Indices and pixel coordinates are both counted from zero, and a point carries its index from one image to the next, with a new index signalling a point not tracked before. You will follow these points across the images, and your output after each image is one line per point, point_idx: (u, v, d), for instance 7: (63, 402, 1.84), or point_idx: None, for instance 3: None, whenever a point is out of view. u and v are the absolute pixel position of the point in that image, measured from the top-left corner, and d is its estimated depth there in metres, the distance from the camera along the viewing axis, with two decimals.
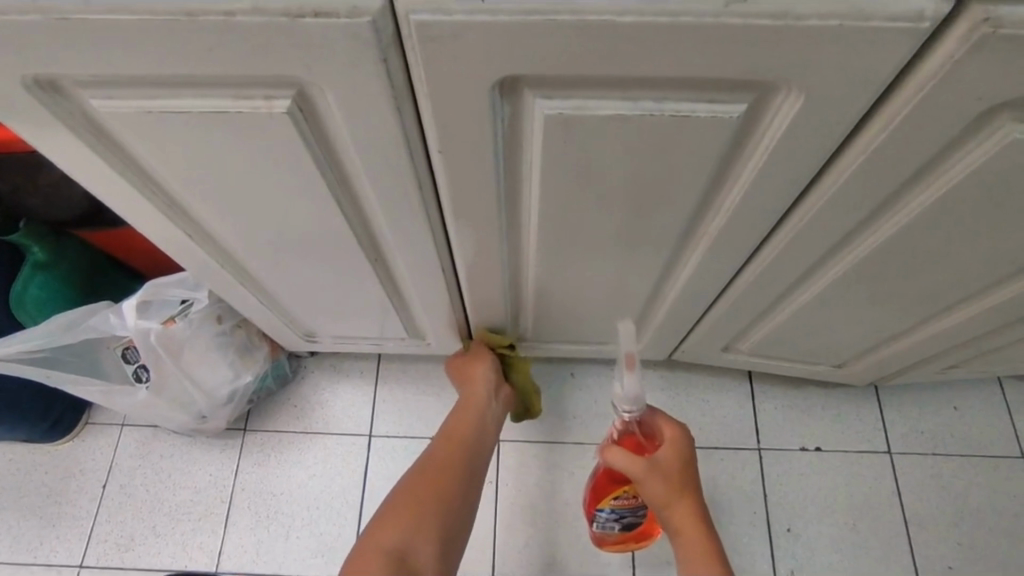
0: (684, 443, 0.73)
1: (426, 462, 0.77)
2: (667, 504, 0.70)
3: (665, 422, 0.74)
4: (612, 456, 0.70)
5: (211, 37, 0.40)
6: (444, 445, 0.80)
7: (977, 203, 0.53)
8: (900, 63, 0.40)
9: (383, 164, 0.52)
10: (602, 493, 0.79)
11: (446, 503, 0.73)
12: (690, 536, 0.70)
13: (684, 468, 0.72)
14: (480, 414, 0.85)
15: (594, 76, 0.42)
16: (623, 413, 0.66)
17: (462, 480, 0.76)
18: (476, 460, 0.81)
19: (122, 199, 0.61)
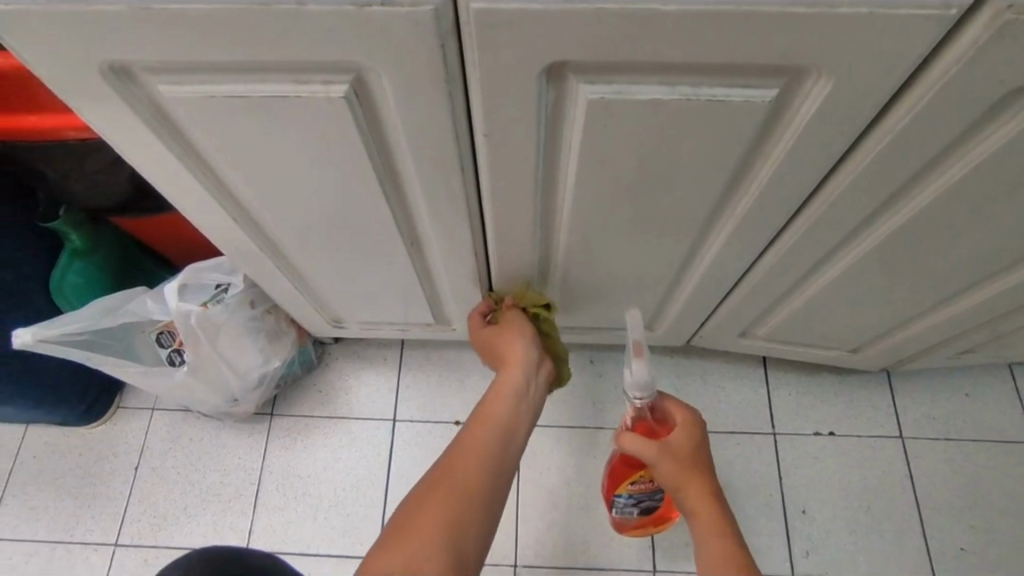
0: (696, 426, 0.76)
1: (449, 457, 0.67)
2: (680, 485, 0.72)
3: (676, 408, 0.77)
4: (626, 441, 0.73)
5: (281, 25, 0.42)
6: (472, 439, 0.69)
7: (994, 185, 0.55)
8: (926, 49, 0.42)
9: (428, 147, 0.54)
10: (619, 479, 0.83)
11: (470, 506, 0.62)
12: (705, 517, 0.72)
13: (696, 451, 0.75)
14: (512, 403, 0.74)
15: (636, 61, 0.45)
16: (636, 400, 0.71)
17: (495, 480, 0.66)
18: (509, 456, 0.70)
19: (174, 183, 0.64)
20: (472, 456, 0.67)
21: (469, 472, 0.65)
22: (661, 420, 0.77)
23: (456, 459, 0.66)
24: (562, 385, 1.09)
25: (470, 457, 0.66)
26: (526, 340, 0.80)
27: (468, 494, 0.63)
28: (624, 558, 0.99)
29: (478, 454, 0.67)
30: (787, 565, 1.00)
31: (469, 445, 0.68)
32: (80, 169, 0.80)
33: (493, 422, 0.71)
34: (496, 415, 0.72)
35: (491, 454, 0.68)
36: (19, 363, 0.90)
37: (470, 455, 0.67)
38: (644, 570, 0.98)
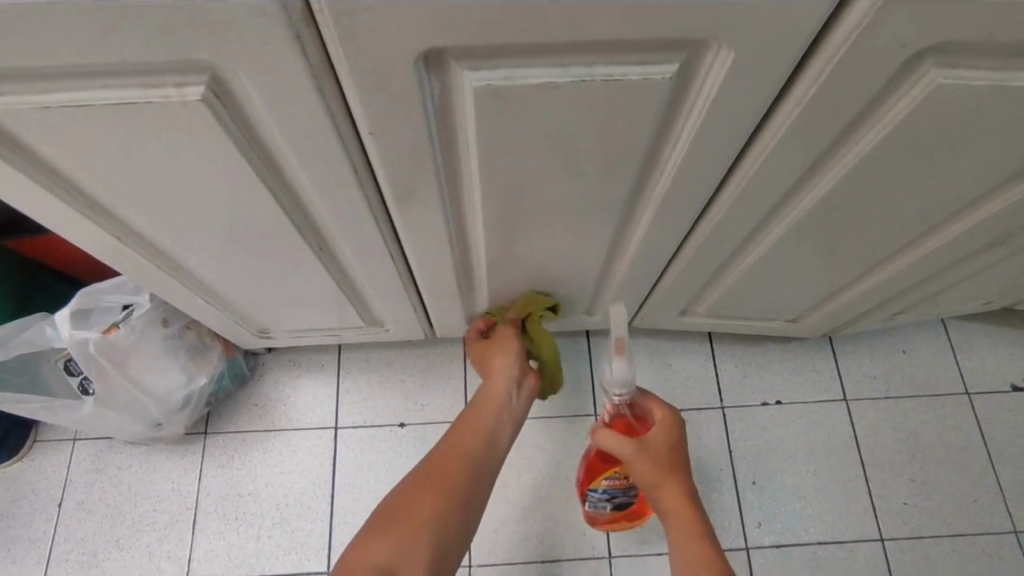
0: (675, 425, 0.74)
1: (435, 459, 0.73)
2: (657, 486, 0.72)
3: (655, 406, 0.75)
4: (607, 440, 0.71)
5: (107, 21, 0.37)
6: (457, 442, 0.76)
7: (907, 152, 0.53)
8: (823, 14, 0.39)
9: (312, 146, 0.50)
10: (593, 473, 0.80)
11: (455, 503, 0.69)
12: (678, 516, 0.73)
13: (674, 451, 0.74)
14: (495, 418, 0.79)
15: (519, 43, 0.41)
16: (614, 396, 0.70)
17: (474, 484, 0.72)
18: (489, 463, 0.76)
19: (39, 205, 0.57)
20: (459, 460, 0.73)
21: (455, 473, 0.72)
22: (641, 418, 0.74)
23: (440, 463, 0.73)
24: None
25: (456, 461, 0.73)
26: (514, 364, 0.83)
27: (450, 497, 0.69)
28: (579, 547, 0.98)
29: (464, 459, 0.74)
30: (740, 537, 1.00)
31: (457, 450, 0.74)
32: None
33: (476, 429, 0.78)
34: (478, 425, 0.78)
35: (474, 458, 0.74)
36: None
37: (456, 458, 0.73)
38: (600, 556, 0.97)
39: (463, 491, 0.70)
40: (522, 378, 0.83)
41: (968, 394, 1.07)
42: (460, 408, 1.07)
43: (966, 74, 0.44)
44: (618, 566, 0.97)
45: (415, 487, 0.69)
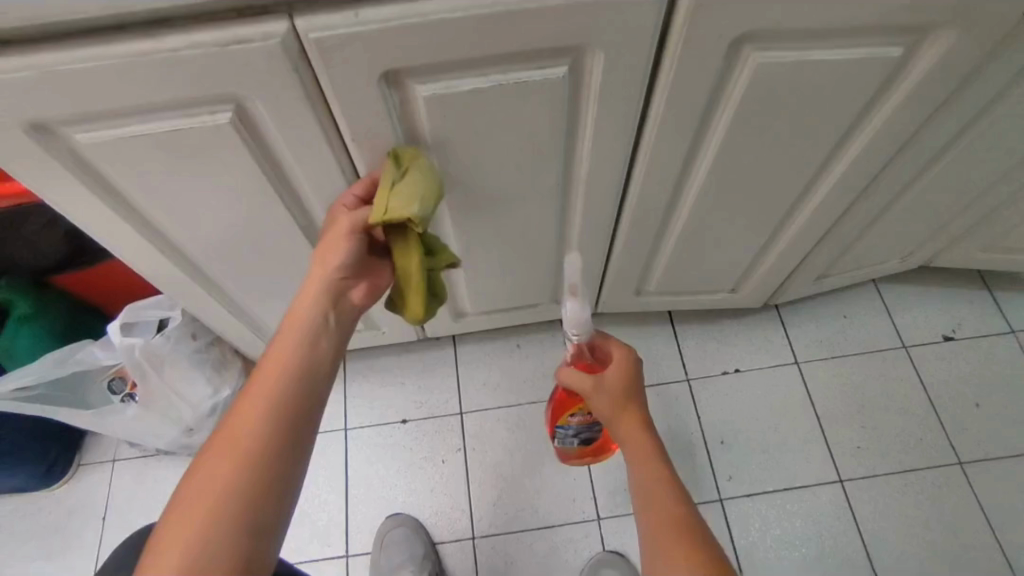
0: (634, 366, 0.66)
1: (225, 425, 0.54)
2: (612, 422, 0.65)
3: (615, 345, 0.67)
4: (564, 376, 0.66)
5: (165, 69, 0.53)
6: (247, 406, 0.55)
7: (761, 119, 0.69)
8: (656, 20, 0.56)
9: (310, 154, 0.66)
10: (559, 409, 0.77)
11: (251, 459, 0.53)
12: (633, 449, 0.63)
13: (634, 388, 0.66)
14: (302, 356, 0.60)
15: (451, 59, 0.58)
16: (573, 339, 0.61)
17: (278, 427, 0.55)
18: (298, 409, 0.57)
19: (101, 231, 0.73)
20: (251, 424, 0.54)
21: (243, 441, 0.53)
22: (598, 358, 0.66)
23: (227, 433, 0.54)
24: (494, 371, 1.22)
25: (250, 426, 0.54)
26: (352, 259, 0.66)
27: (247, 455, 0.53)
28: (571, 513, 1.10)
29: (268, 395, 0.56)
30: (714, 491, 1.11)
31: (250, 409, 0.55)
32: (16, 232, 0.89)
33: (271, 385, 0.57)
34: (278, 368, 0.58)
35: (274, 419, 0.55)
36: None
37: (243, 424, 0.54)
38: (590, 519, 1.10)
39: (258, 455, 0.53)
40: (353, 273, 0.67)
41: (905, 347, 1.20)
42: (454, 401, 1.20)
43: (774, 53, 0.61)
44: (606, 525, 1.09)
45: (202, 466, 0.52)
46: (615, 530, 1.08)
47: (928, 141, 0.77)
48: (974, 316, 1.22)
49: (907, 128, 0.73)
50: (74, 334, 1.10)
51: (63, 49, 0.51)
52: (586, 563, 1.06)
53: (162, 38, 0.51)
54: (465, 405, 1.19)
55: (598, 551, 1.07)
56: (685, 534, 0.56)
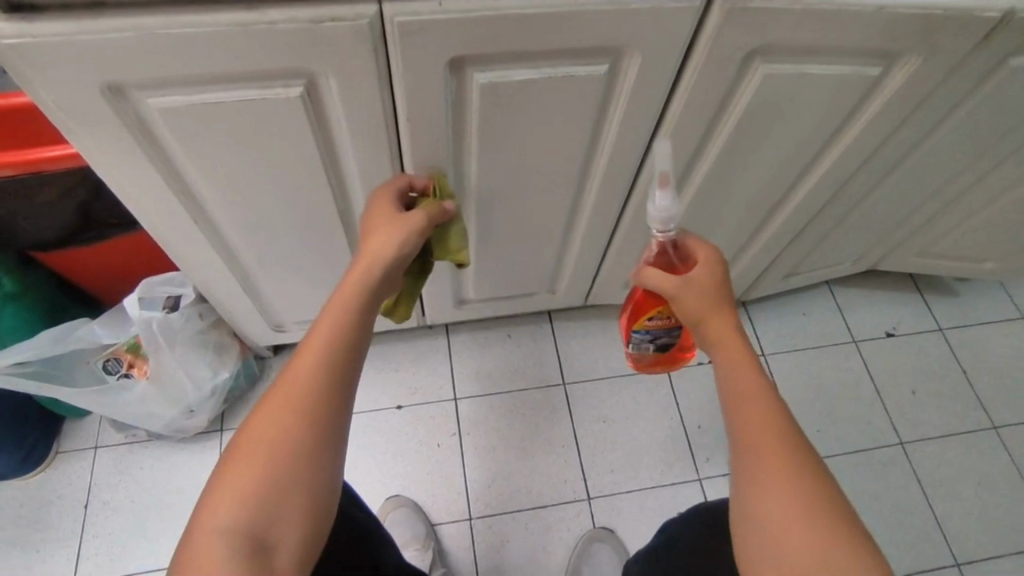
0: (720, 264, 0.62)
1: (281, 383, 0.53)
2: (699, 323, 0.59)
3: (700, 246, 0.64)
4: (646, 274, 0.61)
5: (256, 39, 0.58)
6: (301, 367, 0.54)
7: (761, 125, 0.80)
8: (689, 31, 0.65)
9: (365, 130, 0.71)
10: (634, 312, 0.67)
11: (311, 413, 0.52)
12: (727, 353, 0.58)
13: (724, 287, 0.61)
14: (355, 316, 0.58)
15: (511, 51, 0.64)
16: (658, 236, 0.61)
17: (337, 380, 0.54)
18: (354, 363, 0.57)
19: (140, 201, 0.75)
20: (307, 387, 0.53)
21: (298, 403, 0.52)
22: (679, 258, 0.64)
23: (283, 392, 0.52)
24: (487, 360, 1.27)
25: (304, 389, 0.53)
26: (410, 245, 0.65)
27: (306, 408, 0.52)
28: (563, 493, 1.16)
29: (330, 347, 0.55)
30: (694, 471, 1.19)
31: (305, 371, 0.53)
32: (28, 204, 0.86)
33: (325, 345, 0.55)
34: (332, 327, 0.56)
35: (326, 384, 0.54)
36: None
37: (299, 386, 0.53)
38: (580, 499, 1.16)
39: (313, 420, 0.52)
40: (411, 256, 0.66)
41: (854, 341, 1.35)
42: (449, 388, 1.24)
43: (779, 66, 0.71)
44: (595, 504, 1.16)
45: (262, 413, 0.52)
46: (605, 509, 1.15)
47: (890, 155, 0.89)
48: (910, 316, 1.38)
49: (876, 141, 0.84)
50: (58, 315, 1.07)
51: (169, 15, 0.55)
52: (578, 541, 1.12)
53: (264, 11, 0.56)
54: (460, 392, 1.24)
55: (589, 528, 1.13)
56: (785, 444, 0.52)
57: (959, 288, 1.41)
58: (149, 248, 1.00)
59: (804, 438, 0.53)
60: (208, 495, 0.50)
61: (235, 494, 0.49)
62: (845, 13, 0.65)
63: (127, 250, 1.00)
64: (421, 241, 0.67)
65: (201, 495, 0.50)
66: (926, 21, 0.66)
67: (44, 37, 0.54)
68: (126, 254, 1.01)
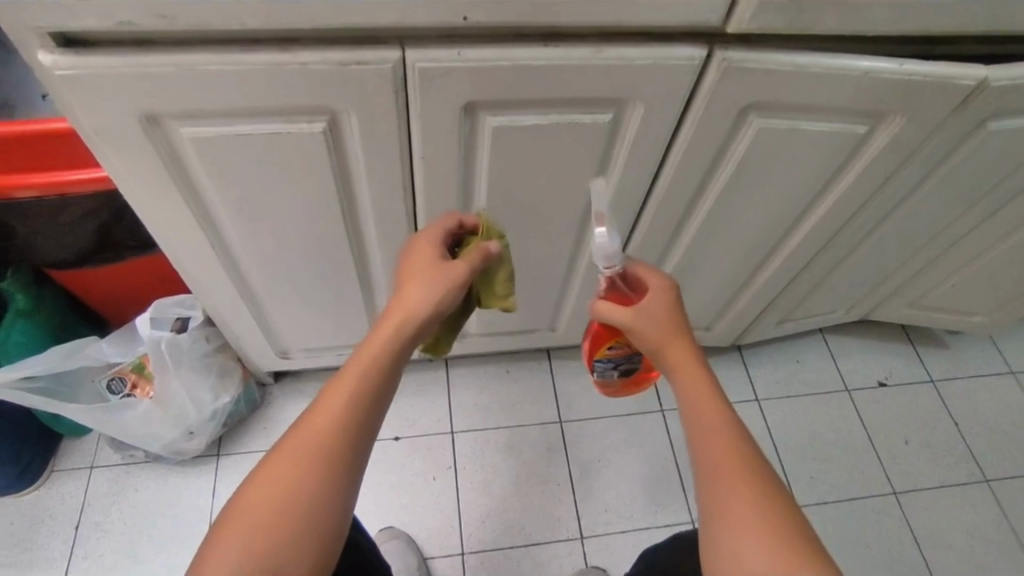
0: (672, 292, 0.61)
1: (302, 425, 0.54)
2: (658, 352, 0.59)
3: (651, 273, 0.63)
4: (599, 308, 0.61)
5: (288, 77, 0.62)
6: (321, 418, 0.55)
7: (755, 175, 0.84)
8: (688, 86, 0.70)
9: (381, 165, 0.75)
10: (593, 343, 0.67)
11: (329, 461, 0.53)
12: (689, 383, 0.58)
13: (678, 315, 0.61)
14: (379, 370, 0.58)
15: (522, 98, 0.69)
16: (604, 270, 0.59)
17: (358, 430, 0.55)
18: (375, 412, 0.57)
19: (161, 224, 0.78)
20: (326, 435, 0.54)
21: (314, 455, 0.53)
22: (631, 288, 0.63)
23: (302, 437, 0.54)
24: (485, 394, 1.29)
25: (321, 438, 0.54)
26: (451, 296, 0.62)
27: (324, 458, 0.53)
28: (557, 531, 1.16)
29: (353, 396, 0.56)
30: (688, 514, 1.19)
31: (323, 422, 0.54)
32: (49, 222, 0.89)
33: (346, 396, 0.55)
34: (355, 380, 0.56)
35: (343, 437, 0.54)
36: None
37: (319, 434, 0.54)
38: (573, 538, 1.16)
39: (328, 469, 0.53)
40: (448, 309, 0.63)
41: (847, 390, 1.37)
42: (447, 421, 1.25)
43: (773, 121, 0.76)
44: (589, 543, 1.15)
45: (281, 456, 0.53)
46: (598, 549, 1.15)
47: (878, 210, 0.94)
48: (902, 366, 1.41)
49: (865, 195, 0.89)
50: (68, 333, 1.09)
51: (209, 53, 0.60)
52: None
53: (296, 53, 0.61)
54: (457, 425, 1.25)
55: (581, 568, 1.13)
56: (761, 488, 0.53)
57: (949, 340, 1.44)
58: (163, 269, 1.03)
59: (779, 483, 0.54)
60: (220, 529, 0.52)
61: (245, 533, 0.51)
62: (832, 75, 0.70)
63: (140, 272, 1.03)
64: (460, 292, 0.64)
65: (212, 530, 0.52)
66: (908, 85, 0.71)
67: (93, 68, 0.58)
68: (139, 275, 1.04)
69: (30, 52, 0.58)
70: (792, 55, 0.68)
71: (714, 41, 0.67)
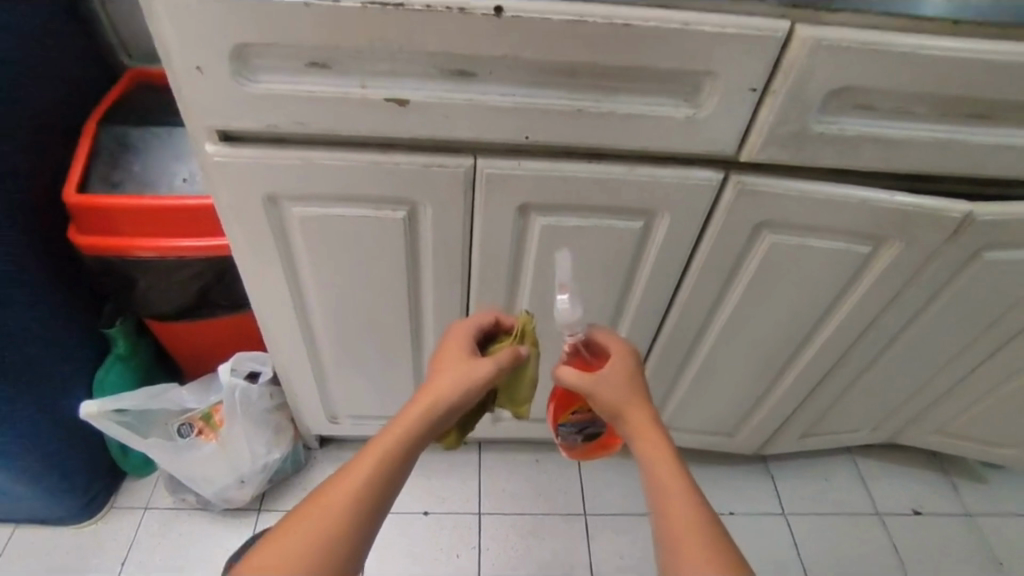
0: (629, 359, 0.72)
1: (321, 494, 0.63)
2: (618, 415, 0.69)
3: (610, 342, 0.74)
4: (561, 373, 0.69)
5: (383, 173, 0.79)
6: (341, 486, 0.64)
7: (771, 285, 0.94)
8: (708, 203, 0.83)
9: (445, 250, 0.89)
10: (559, 408, 0.76)
11: (338, 531, 0.62)
12: (646, 443, 0.68)
13: (633, 379, 0.71)
14: (399, 455, 0.66)
15: (568, 203, 0.83)
16: (568, 338, 0.70)
17: (368, 507, 0.64)
18: (387, 491, 0.66)
19: (258, 286, 0.93)
20: (340, 508, 0.63)
21: (330, 522, 0.62)
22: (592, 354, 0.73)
23: (319, 506, 0.63)
24: (513, 480, 1.34)
25: (334, 510, 0.62)
26: (471, 395, 0.70)
27: (335, 528, 0.62)
28: None
29: (369, 476, 0.64)
30: None
31: (339, 496, 0.63)
32: (165, 280, 1.06)
33: (364, 475, 0.64)
34: (375, 462, 0.65)
35: (354, 511, 0.63)
36: (76, 432, 1.11)
37: (334, 506, 0.62)
38: None
39: (334, 539, 0.62)
40: (467, 405, 0.71)
41: (879, 515, 1.35)
42: (474, 501, 1.30)
43: (784, 237, 0.87)
44: None
45: (300, 519, 0.62)
46: None
47: (890, 327, 1.01)
48: (937, 496, 1.38)
49: (876, 311, 0.97)
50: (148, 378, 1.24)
51: (328, 151, 0.78)
52: None
53: (393, 155, 0.78)
54: (484, 507, 1.29)
55: None
56: (710, 538, 0.62)
57: (985, 473, 1.42)
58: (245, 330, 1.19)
59: (726, 532, 0.63)
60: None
61: None
62: (832, 201, 0.82)
63: (224, 331, 1.18)
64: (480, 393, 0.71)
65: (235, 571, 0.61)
66: (902, 214, 0.83)
67: (241, 156, 0.77)
68: (222, 334, 1.19)
69: (198, 143, 0.76)
70: (796, 183, 0.81)
71: (730, 168, 0.81)
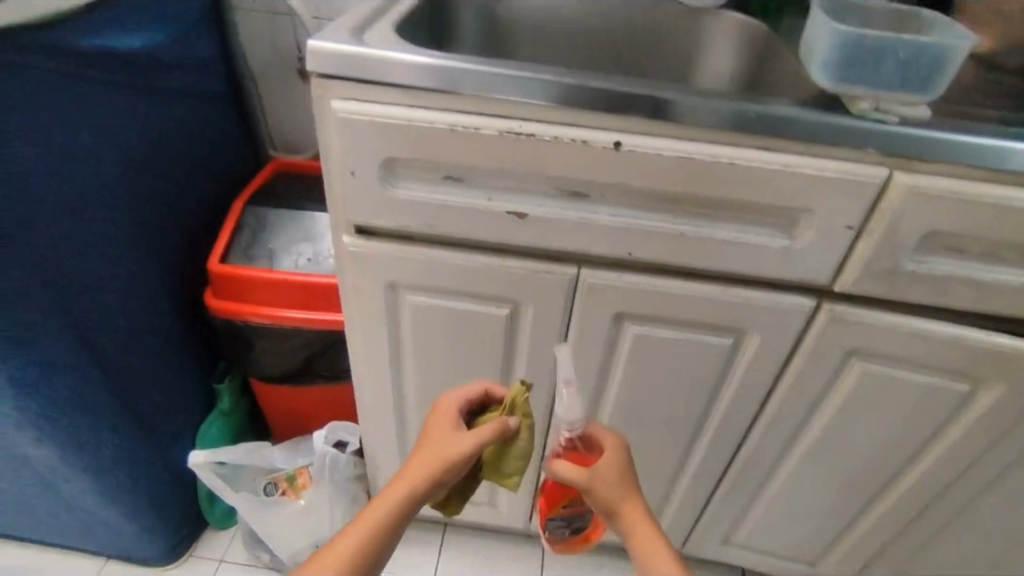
0: (623, 452, 0.69)
1: (316, 559, 0.66)
2: (613, 510, 0.67)
3: (602, 434, 0.70)
4: (556, 468, 0.65)
5: (494, 273, 0.87)
6: (334, 553, 0.66)
7: (860, 412, 0.93)
8: (800, 327, 0.86)
9: (539, 347, 0.95)
10: (549, 498, 0.71)
11: None
12: (643, 540, 0.67)
13: (626, 473, 0.69)
14: (391, 523, 0.68)
15: (661, 315, 0.88)
16: (565, 431, 0.66)
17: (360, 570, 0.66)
18: (378, 557, 0.68)
19: (363, 362, 1.02)
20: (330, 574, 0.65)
21: None
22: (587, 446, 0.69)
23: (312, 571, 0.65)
24: None
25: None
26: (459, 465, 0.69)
27: None
28: None
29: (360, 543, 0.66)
30: None
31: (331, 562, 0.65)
32: (277, 346, 1.17)
33: (354, 542, 0.66)
34: (365, 529, 0.67)
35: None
36: (177, 479, 1.20)
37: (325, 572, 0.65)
38: None
39: None
40: (457, 474, 0.70)
41: None
42: None
43: (875, 367, 0.88)
44: None
45: None
46: None
47: (991, 470, 0.97)
48: None
49: (974, 451, 0.94)
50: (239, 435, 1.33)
51: (448, 250, 0.87)
52: None
53: (505, 258, 0.86)
54: None
55: None
56: None
57: None
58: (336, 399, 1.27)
59: None
60: None
61: None
62: (928, 337, 0.83)
63: (318, 398, 1.27)
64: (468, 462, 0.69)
65: None
66: (1001, 356, 0.82)
67: (373, 249, 0.87)
68: (315, 400, 1.28)
69: (338, 235, 0.88)
70: (890, 317, 0.83)
71: (822, 296, 0.84)
